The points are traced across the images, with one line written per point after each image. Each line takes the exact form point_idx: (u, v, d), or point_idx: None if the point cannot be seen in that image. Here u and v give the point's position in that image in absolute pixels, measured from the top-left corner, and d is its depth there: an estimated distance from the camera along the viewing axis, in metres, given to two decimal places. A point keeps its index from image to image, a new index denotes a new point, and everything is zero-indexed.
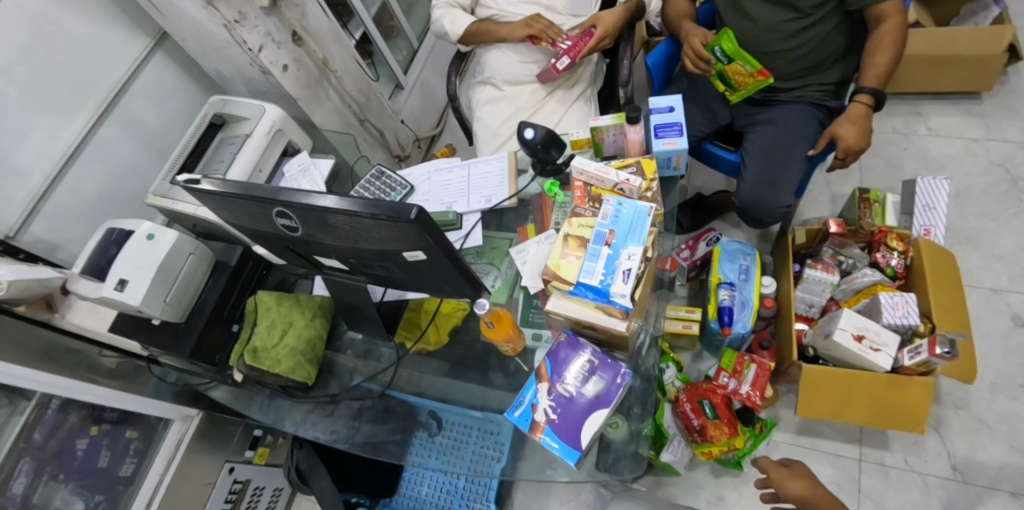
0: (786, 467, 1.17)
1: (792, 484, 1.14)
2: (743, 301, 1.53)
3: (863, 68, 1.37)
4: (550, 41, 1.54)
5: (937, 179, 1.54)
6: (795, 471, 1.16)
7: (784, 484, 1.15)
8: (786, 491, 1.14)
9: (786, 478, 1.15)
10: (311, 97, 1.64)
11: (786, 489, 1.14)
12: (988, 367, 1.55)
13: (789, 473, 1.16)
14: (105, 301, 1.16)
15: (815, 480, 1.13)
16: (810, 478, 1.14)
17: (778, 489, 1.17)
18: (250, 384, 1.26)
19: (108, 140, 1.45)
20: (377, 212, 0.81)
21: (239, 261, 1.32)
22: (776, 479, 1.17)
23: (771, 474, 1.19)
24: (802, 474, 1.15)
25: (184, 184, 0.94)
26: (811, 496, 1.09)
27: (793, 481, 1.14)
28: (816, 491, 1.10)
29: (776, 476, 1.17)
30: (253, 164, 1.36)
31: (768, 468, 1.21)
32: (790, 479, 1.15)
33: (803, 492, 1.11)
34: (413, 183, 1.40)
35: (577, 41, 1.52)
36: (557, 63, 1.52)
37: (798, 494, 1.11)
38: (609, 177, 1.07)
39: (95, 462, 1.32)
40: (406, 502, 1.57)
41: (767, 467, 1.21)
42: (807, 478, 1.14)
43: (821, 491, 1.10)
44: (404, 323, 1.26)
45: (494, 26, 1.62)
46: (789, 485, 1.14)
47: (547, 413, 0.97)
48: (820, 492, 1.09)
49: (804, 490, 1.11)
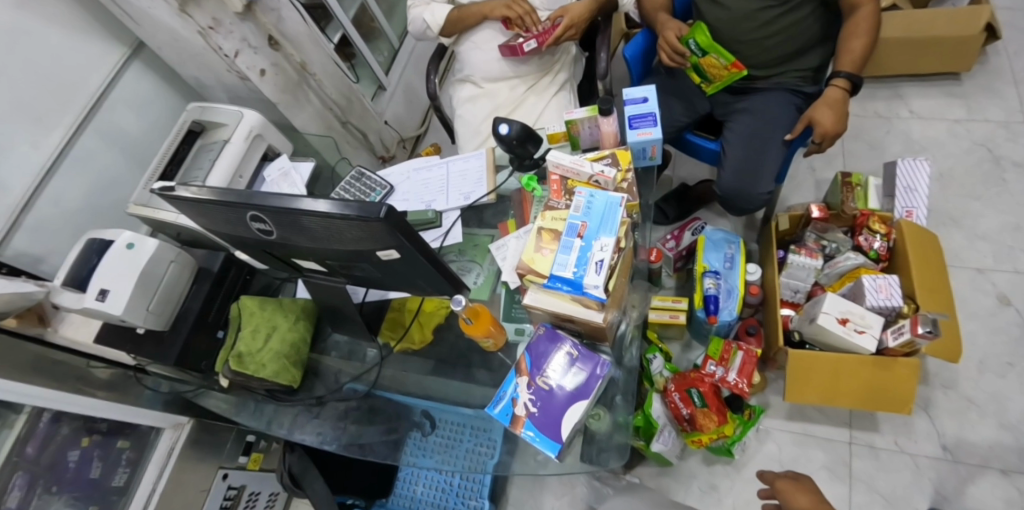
0: (793, 480, 1.13)
1: (798, 497, 1.09)
2: (729, 289, 1.53)
3: (839, 54, 1.37)
4: (523, 27, 1.53)
5: (916, 160, 1.55)
6: (801, 484, 1.12)
7: (788, 496, 1.11)
8: (790, 504, 1.10)
9: (792, 490, 1.11)
10: (291, 101, 1.64)
11: (790, 501, 1.10)
12: (975, 346, 1.55)
13: (795, 485, 1.11)
14: (88, 311, 1.16)
15: (821, 495, 1.09)
16: (817, 493, 1.09)
17: (781, 501, 1.12)
18: (238, 390, 1.28)
19: (88, 150, 1.45)
20: (349, 212, 0.81)
21: (221, 267, 1.32)
22: (781, 489, 1.13)
23: (776, 484, 1.15)
24: (808, 489, 1.10)
25: (160, 192, 0.95)
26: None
27: (799, 494, 1.10)
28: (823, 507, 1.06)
29: (781, 487, 1.13)
30: (233, 170, 1.36)
31: (773, 479, 1.17)
32: (796, 492, 1.10)
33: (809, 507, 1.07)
34: (393, 183, 1.40)
35: (548, 28, 1.52)
36: (524, 45, 1.51)
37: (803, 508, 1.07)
38: (584, 169, 1.08)
39: (87, 473, 1.32)
40: (403, 502, 1.59)
41: (773, 477, 1.17)
42: (814, 493, 1.09)
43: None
44: (388, 323, 1.27)
45: (476, 8, 1.59)
46: (794, 498, 1.10)
47: (527, 406, 0.97)
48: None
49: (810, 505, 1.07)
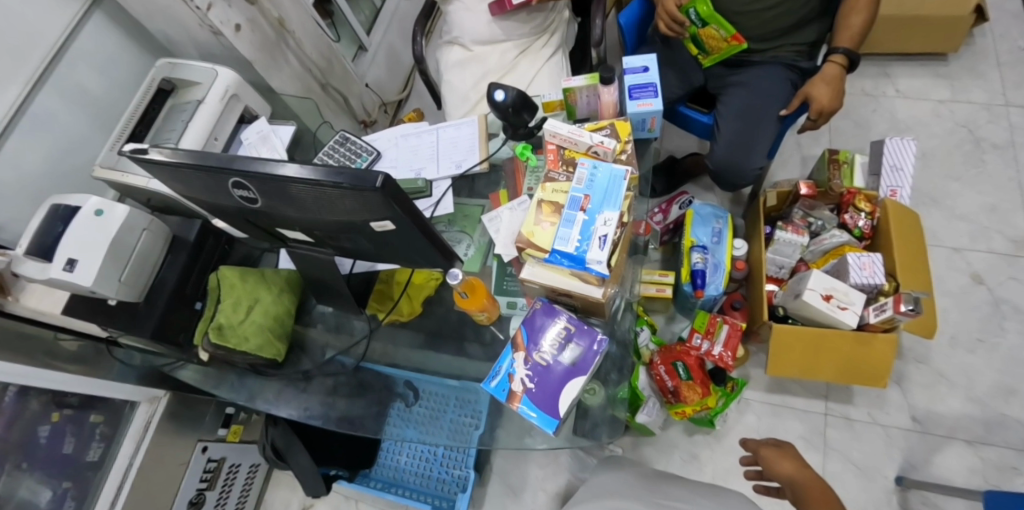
0: (776, 446, 1.15)
1: (781, 464, 1.11)
2: (716, 263, 1.53)
3: (837, 30, 1.36)
4: None
5: (904, 140, 1.56)
6: (784, 450, 1.13)
7: (772, 463, 1.12)
8: (774, 470, 1.12)
9: (775, 457, 1.13)
10: (269, 60, 1.55)
11: (774, 468, 1.12)
12: (948, 322, 1.61)
13: (778, 452, 1.13)
14: (55, 282, 1.09)
15: (803, 460, 1.10)
16: (799, 458, 1.11)
17: (765, 467, 1.15)
18: (218, 363, 1.23)
19: (47, 108, 1.34)
20: (341, 180, 0.76)
21: (198, 236, 1.25)
22: (765, 458, 1.14)
23: (760, 452, 1.16)
24: (791, 455, 1.12)
25: (131, 155, 0.88)
26: (798, 475, 1.06)
27: (782, 461, 1.11)
28: (803, 471, 1.07)
29: (765, 456, 1.14)
30: (208, 131, 1.28)
31: (756, 447, 1.18)
32: (779, 459, 1.12)
33: (791, 472, 1.08)
34: (380, 149, 1.34)
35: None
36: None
37: (786, 473, 1.09)
38: (583, 139, 1.03)
39: (60, 449, 1.27)
40: (387, 472, 1.60)
41: (756, 446, 1.18)
42: (796, 458, 1.11)
43: (808, 472, 1.06)
44: (376, 295, 1.23)
45: None
46: (777, 465, 1.11)
47: (524, 382, 0.96)
48: (807, 473, 1.06)
49: (793, 470, 1.08)
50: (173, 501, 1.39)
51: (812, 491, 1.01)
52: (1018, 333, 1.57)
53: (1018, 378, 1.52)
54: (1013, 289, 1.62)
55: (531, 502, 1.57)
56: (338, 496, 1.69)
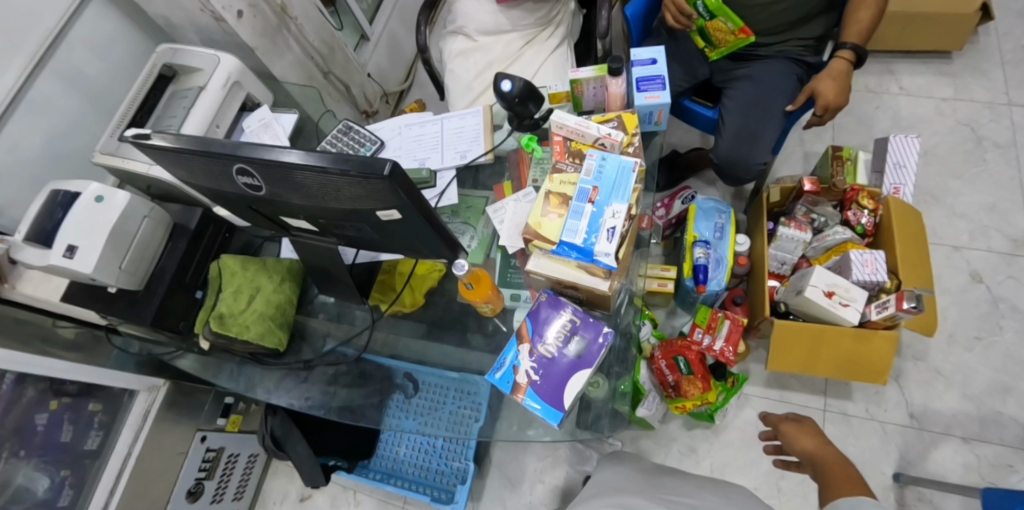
0: (796, 423, 1.15)
1: (802, 440, 1.11)
2: (718, 259, 1.53)
3: (846, 25, 1.36)
4: None
5: (908, 137, 1.56)
6: (804, 427, 1.14)
7: (792, 439, 1.13)
8: (794, 446, 1.12)
9: (795, 433, 1.13)
10: (270, 47, 1.53)
11: (794, 444, 1.12)
12: (946, 320, 1.61)
13: (799, 428, 1.13)
14: (55, 269, 1.08)
15: (824, 437, 1.10)
16: (820, 435, 1.11)
17: (785, 442, 1.15)
18: (218, 352, 1.23)
19: (46, 93, 1.32)
20: (348, 167, 0.75)
21: (199, 224, 1.24)
22: (784, 433, 1.15)
23: (780, 428, 1.17)
24: (812, 431, 1.12)
25: (133, 140, 0.87)
26: (819, 452, 1.06)
27: (802, 437, 1.12)
28: (824, 448, 1.07)
29: (785, 431, 1.15)
30: (209, 118, 1.27)
31: (776, 422, 1.20)
32: (800, 435, 1.12)
33: (811, 448, 1.08)
34: (384, 138, 1.33)
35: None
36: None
37: (807, 449, 1.09)
38: (590, 131, 1.03)
39: (57, 437, 1.26)
40: (386, 463, 1.60)
41: (776, 420, 1.20)
42: (818, 435, 1.11)
43: (829, 448, 1.06)
44: (378, 286, 1.23)
45: None
46: (797, 441, 1.12)
47: (529, 374, 0.96)
48: (828, 449, 1.05)
49: (812, 446, 1.08)
50: (171, 490, 1.38)
51: (831, 465, 1.01)
52: (1015, 332, 1.57)
53: (1015, 377, 1.53)
54: (1011, 288, 1.62)
55: (529, 494, 1.57)
56: (336, 487, 1.69)
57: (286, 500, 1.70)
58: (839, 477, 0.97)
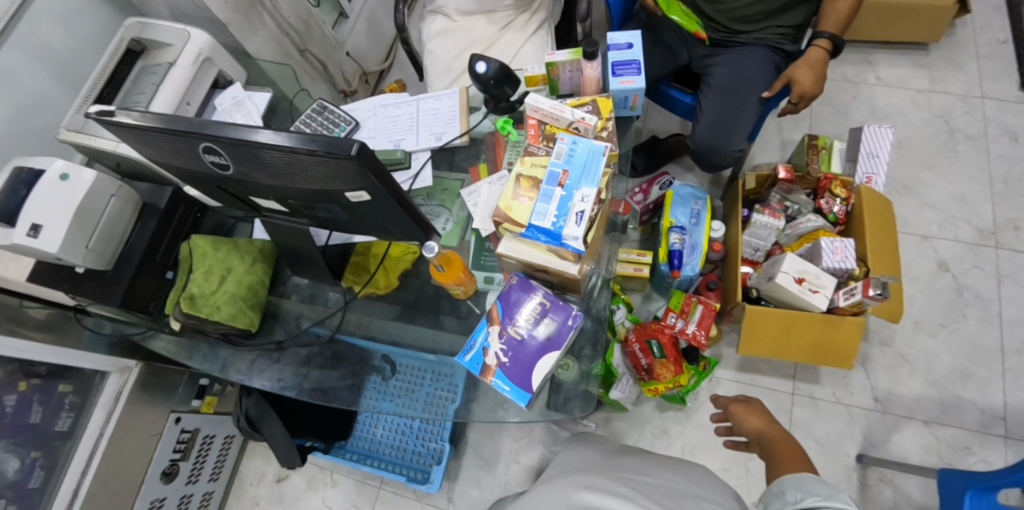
0: (745, 403, 1.16)
1: (751, 420, 1.13)
2: (693, 244, 1.54)
3: (824, 13, 1.37)
4: None
5: (881, 128, 1.59)
6: (752, 407, 1.15)
7: (741, 420, 1.14)
8: (743, 426, 1.14)
9: (743, 413, 1.14)
10: (243, 22, 1.49)
11: (743, 424, 1.14)
12: (913, 307, 1.65)
13: (747, 409, 1.15)
14: (19, 248, 1.06)
15: (771, 416, 1.12)
16: (768, 414, 1.13)
17: (734, 423, 1.16)
18: (191, 334, 1.22)
19: (10, 66, 1.28)
20: (315, 147, 0.75)
21: (169, 204, 1.22)
22: (734, 414, 1.16)
23: (730, 409, 1.18)
24: (759, 411, 1.14)
25: (97, 117, 0.85)
26: (766, 430, 1.08)
27: (751, 417, 1.13)
28: (771, 426, 1.09)
29: (734, 412, 1.16)
30: (179, 96, 1.24)
31: (726, 404, 1.20)
32: (748, 415, 1.14)
33: (759, 427, 1.10)
34: (358, 118, 1.31)
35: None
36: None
37: (755, 429, 1.11)
38: (564, 115, 1.02)
39: (27, 418, 1.24)
40: (363, 444, 1.61)
41: (726, 402, 1.20)
42: (765, 414, 1.13)
43: (776, 427, 1.08)
44: (352, 267, 1.22)
45: None
46: (745, 421, 1.13)
47: (498, 356, 0.96)
48: (774, 428, 1.08)
49: (761, 425, 1.10)
50: (145, 472, 1.38)
51: (778, 443, 1.03)
52: (978, 320, 1.62)
53: (976, 363, 1.57)
54: (976, 277, 1.66)
55: (504, 474, 1.59)
56: (313, 467, 1.70)
57: (263, 480, 1.71)
58: (784, 454, 0.99)
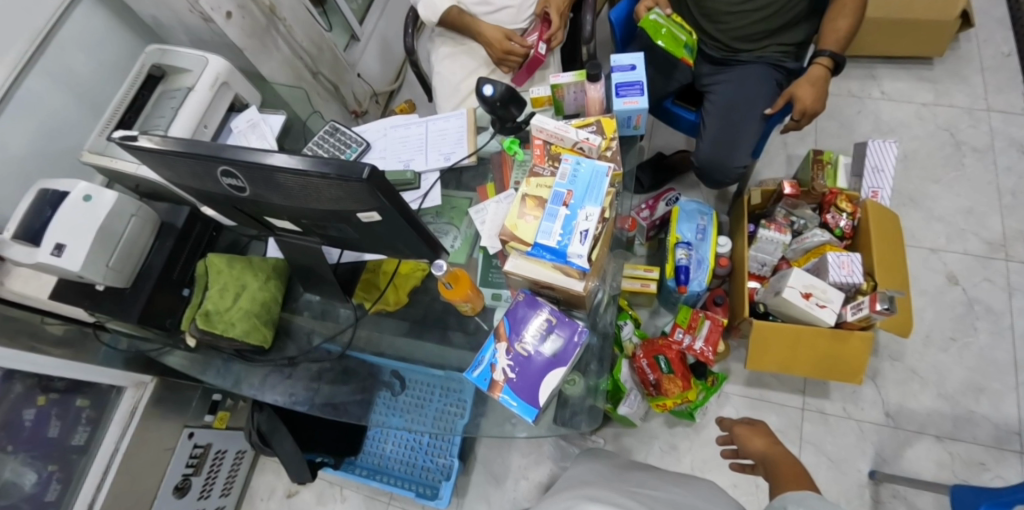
0: (749, 425, 1.17)
1: (754, 441, 1.13)
2: (700, 259, 1.55)
3: (824, 32, 1.39)
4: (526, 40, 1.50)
5: (886, 142, 1.60)
6: (756, 428, 1.15)
7: (744, 441, 1.15)
8: (747, 448, 1.14)
9: (747, 435, 1.15)
10: (258, 47, 1.54)
11: (747, 446, 1.14)
12: (923, 320, 1.65)
13: (751, 430, 1.15)
14: (42, 267, 1.10)
15: (775, 438, 1.13)
16: (771, 436, 1.13)
17: (739, 445, 1.16)
18: (205, 350, 1.25)
19: (35, 92, 1.34)
20: (328, 170, 0.77)
21: (186, 223, 1.26)
22: (738, 435, 1.17)
23: (734, 431, 1.18)
24: (764, 432, 1.14)
25: (120, 141, 0.89)
26: (770, 452, 1.09)
27: (754, 438, 1.14)
28: (774, 448, 1.09)
29: (739, 434, 1.16)
30: (197, 119, 1.29)
31: (730, 426, 1.20)
32: (751, 437, 1.14)
33: (763, 449, 1.11)
34: (369, 140, 1.35)
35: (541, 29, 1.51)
36: (538, 51, 1.49)
37: (758, 450, 1.11)
38: (569, 135, 1.05)
39: (45, 431, 1.28)
40: (372, 459, 1.62)
41: (730, 424, 1.20)
42: (769, 436, 1.13)
43: (780, 448, 1.08)
44: (362, 285, 1.25)
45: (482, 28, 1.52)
46: (750, 443, 1.14)
47: (505, 372, 0.98)
48: (778, 449, 1.08)
49: (764, 447, 1.11)
50: (158, 486, 1.40)
51: (782, 462, 1.04)
52: (989, 333, 1.61)
53: (988, 376, 1.56)
54: (986, 290, 1.66)
55: (513, 490, 1.59)
56: (322, 483, 1.71)
57: (273, 495, 1.72)
58: (787, 474, 1.00)
